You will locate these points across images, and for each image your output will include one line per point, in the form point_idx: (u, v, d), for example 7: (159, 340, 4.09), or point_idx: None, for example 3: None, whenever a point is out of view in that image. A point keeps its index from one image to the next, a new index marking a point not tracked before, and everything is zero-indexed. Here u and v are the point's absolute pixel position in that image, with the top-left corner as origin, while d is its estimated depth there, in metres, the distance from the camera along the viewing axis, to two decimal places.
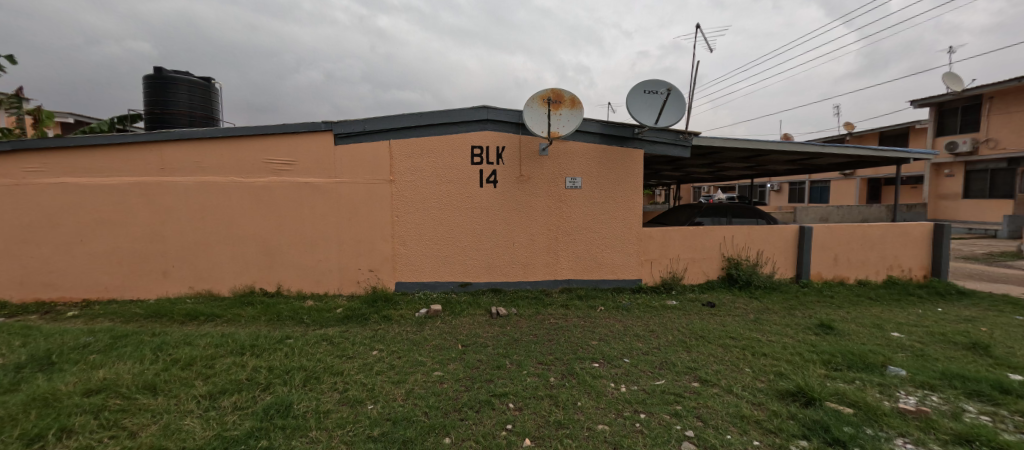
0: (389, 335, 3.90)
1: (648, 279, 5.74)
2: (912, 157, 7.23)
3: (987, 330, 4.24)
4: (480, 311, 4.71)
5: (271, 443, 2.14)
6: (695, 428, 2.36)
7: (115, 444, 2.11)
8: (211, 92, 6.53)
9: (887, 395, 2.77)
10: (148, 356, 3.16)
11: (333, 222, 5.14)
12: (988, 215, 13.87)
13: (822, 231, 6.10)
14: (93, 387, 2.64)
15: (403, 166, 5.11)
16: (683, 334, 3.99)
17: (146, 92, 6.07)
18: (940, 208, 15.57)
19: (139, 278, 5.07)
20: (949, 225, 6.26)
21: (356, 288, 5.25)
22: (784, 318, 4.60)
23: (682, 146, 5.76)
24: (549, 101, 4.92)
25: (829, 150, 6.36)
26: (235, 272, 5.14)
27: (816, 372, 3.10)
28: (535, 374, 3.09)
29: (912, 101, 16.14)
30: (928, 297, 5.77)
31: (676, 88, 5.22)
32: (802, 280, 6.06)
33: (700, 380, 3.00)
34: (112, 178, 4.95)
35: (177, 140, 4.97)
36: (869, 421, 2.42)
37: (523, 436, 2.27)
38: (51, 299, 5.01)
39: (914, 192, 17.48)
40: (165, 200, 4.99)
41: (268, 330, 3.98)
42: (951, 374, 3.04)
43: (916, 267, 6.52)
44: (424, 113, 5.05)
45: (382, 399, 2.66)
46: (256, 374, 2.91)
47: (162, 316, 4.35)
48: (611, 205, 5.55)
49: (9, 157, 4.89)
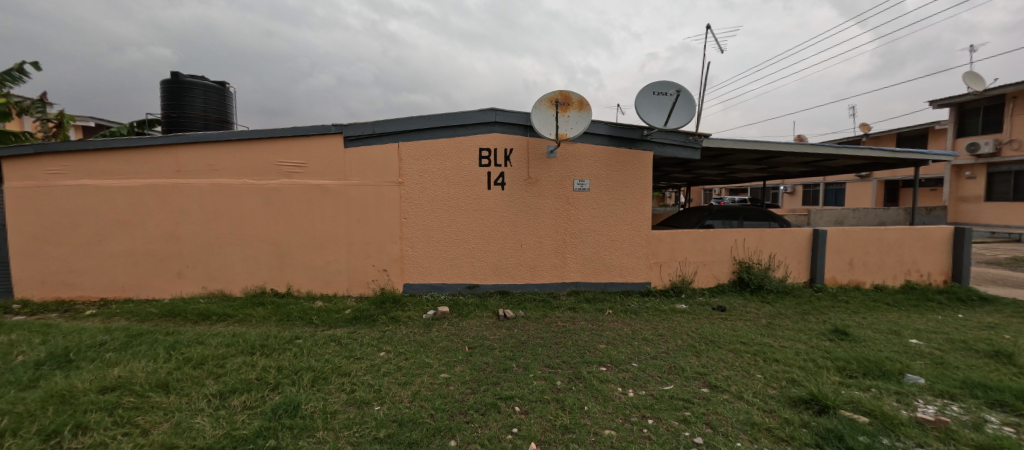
0: (396, 337, 3.91)
1: (657, 282, 5.68)
2: (931, 158, 7.02)
3: (1011, 338, 4.09)
4: (488, 313, 4.70)
5: (278, 442, 2.16)
6: (703, 434, 2.32)
7: (128, 441, 2.15)
8: (227, 96, 6.69)
9: (904, 404, 2.69)
10: (161, 354, 3.23)
11: (342, 224, 5.19)
12: (1012, 219, 13.41)
13: (837, 234, 5.97)
14: (108, 384, 2.69)
15: (412, 168, 5.14)
16: (692, 339, 3.94)
17: (162, 96, 6.22)
18: (961, 211, 15.07)
19: (153, 278, 5.18)
20: (971, 229, 6.08)
21: (366, 289, 5.29)
22: (797, 323, 4.50)
23: (692, 148, 5.71)
24: (557, 103, 4.89)
25: (845, 151, 6.21)
26: (248, 273, 5.22)
27: (830, 380, 3.03)
28: (541, 377, 3.07)
29: (931, 101, 15.68)
30: (948, 303, 5.59)
31: (686, 89, 5.15)
32: (815, 284, 5.93)
33: (710, 386, 2.95)
34: (129, 180, 5.08)
35: (192, 142, 5.07)
36: (885, 430, 2.35)
37: (528, 440, 2.25)
38: (70, 298, 5.16)
39: (934, 194, 17.02)
40: (181, 202, 5.10)
41: (278, 330, 4.04)
42: (971, 383, 2.94)
43: (935, 271, 6.33)
44: (432, 116, 5.07)
45: (389, 400, 2.67)
46: (265, 374, 2.94)
47: (176, 315, 4.45)
48: (620, 208, 5.51)
49: (33, 159, 5.04)
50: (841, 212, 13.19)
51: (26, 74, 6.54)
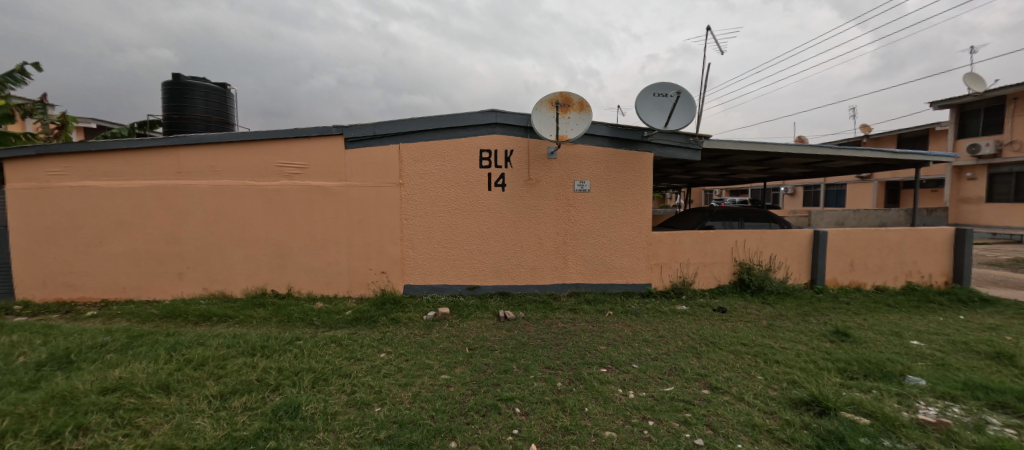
0: (396, 338, 3.91)
1: (658, 283, 5.68)
2: (932, 160, 7.02)
3: (1012, 339, 4.08)
4: (488, 315, 4.70)
5: (278, 443, 2.16)
6: (704, 436, 2.32)
7: (129, 442, 2.15)
8: (228, 97, 6.71)
9: (906, 406, 2.68)
10: (161, 355, 3.23)
11: (343, 225, 5.20)
12: (1013, 220, 13.40)
13: (838, 236, 5.96)
14: (109, 385, 2.70)
15: (412, 169, 5.14)
16: (693, 340, 3.94)
17: (163, 97, 6.23)
18: (962, 213, 15.06)
19: (154, 280, 5.19)
20: (972, 230, 6.08)
21: (367, 290, 5.29)
22: (798, 324, 4.49)
23: (692, 150, 5.72)
24: (557, 104, 4.90)
25: (846, 153, 6.21)
26: (248, 274, 5.23)
27: (830, 381, 3.02)
28: (542, 379, 3.06)
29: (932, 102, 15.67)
30: (950, 304, 5.58)
31: (686, 91, 5.16)
32: (816, 285, 5.93)
33: (711, 387, 2.94)
34: (131, 181, 5.09)
35: (193, 144, 5.08)
36: (886, 432, 2.34)
37: (529, 441, 2.25)
38: (71, 299, 5.16)
39: (935, 195, 17.01)
40: (182, 203, 5.11)
41: (278, 331, 4.04)
42: (972, 385, 2.93)
43: (935, 273, 6.32)
44: (432, 117, 5.08)
45: (389, 401, 2.67)
46: (266, 375, 2.94)
47: (177, 317, 4.45)
48: (621, 210, 5.51)
49: (34, 161, 5.05)
50: (842, 214, 13.18)
51: (28, 76, 6.57)
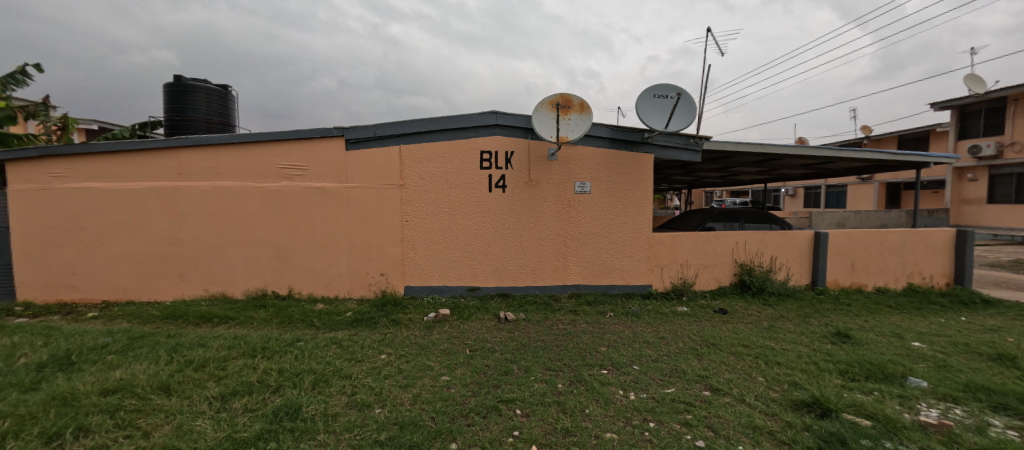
0: (397, 339, 3.92)
1: (658, 285, 5.67)
2: (932, 161, 7.02)
3: (1014, 341, 4.06)
4: (488, 316, 4.70)
5: (278, 444, 2.16)
6: (705, 438, 2.31)
7: (129, 443, 2.15)
8: (230, 99, 6.73)
9: (907, 407, 2.68)
10: (162, 356, 3.24)
11: (343, 226, 5.20)
12: (1014, 221, 13.38)
13: (838, 237, 5.96)
14: (110, 386, 2.70)
15: (413, 171, 5.15)
16: (693, 342, 3.93)
17: (165, 99, 6.26)
18: (963, 214, 15.04)
19: (155, 281, 5.19)
20: (973, 231, 6.07)
21: (367, 292, 5.29)
22: (799, 326, 4.48)
23: (693, 151, 5.72)
24: (558, 106, 4.90)
25: (846, 154, 6.21)
26: (249, 275, 5.23)
27: (832, 383, 3.02)
28: (542, 380, 3.06)
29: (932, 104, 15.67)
30: (951, 306, 5.56)
31: (686, 92, 5.16)
32: (817, 287, 5.92)
33: (712, 389, 2.94)
34: (132, 183, 5.10)
35: (194, 145, 5.08)
36: (888, 434, 2.34)
37: (529, 443, 2.24)
38: (73, 300, 5.17)
39: (936, 196, 16.99)
40: (183, 204, 5.12)
41: (279, 332, 4.04)
42: (974, 387, 2.93)
43: (937, 274, 6.31)
44: (433, 119, 5.09)
45: (389, 403, 2.67)
46: (266, 376, 2.94)
47: (178, 318, 4.46)
48: (621, 211, 5.52)
49: (36, 162, 5.06)
50: (842, 215, 13.18)
51: (30, 77, 6.59)
